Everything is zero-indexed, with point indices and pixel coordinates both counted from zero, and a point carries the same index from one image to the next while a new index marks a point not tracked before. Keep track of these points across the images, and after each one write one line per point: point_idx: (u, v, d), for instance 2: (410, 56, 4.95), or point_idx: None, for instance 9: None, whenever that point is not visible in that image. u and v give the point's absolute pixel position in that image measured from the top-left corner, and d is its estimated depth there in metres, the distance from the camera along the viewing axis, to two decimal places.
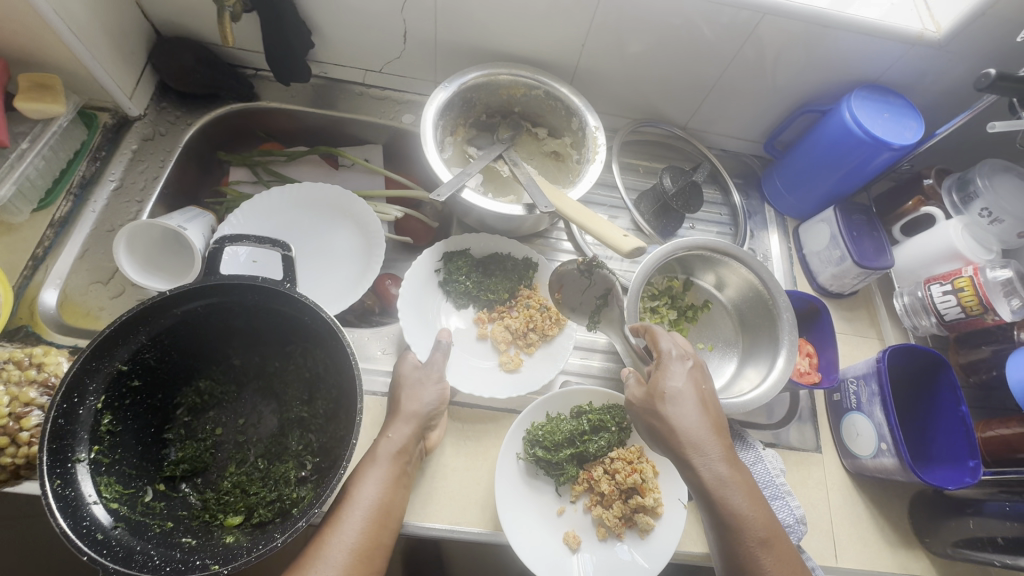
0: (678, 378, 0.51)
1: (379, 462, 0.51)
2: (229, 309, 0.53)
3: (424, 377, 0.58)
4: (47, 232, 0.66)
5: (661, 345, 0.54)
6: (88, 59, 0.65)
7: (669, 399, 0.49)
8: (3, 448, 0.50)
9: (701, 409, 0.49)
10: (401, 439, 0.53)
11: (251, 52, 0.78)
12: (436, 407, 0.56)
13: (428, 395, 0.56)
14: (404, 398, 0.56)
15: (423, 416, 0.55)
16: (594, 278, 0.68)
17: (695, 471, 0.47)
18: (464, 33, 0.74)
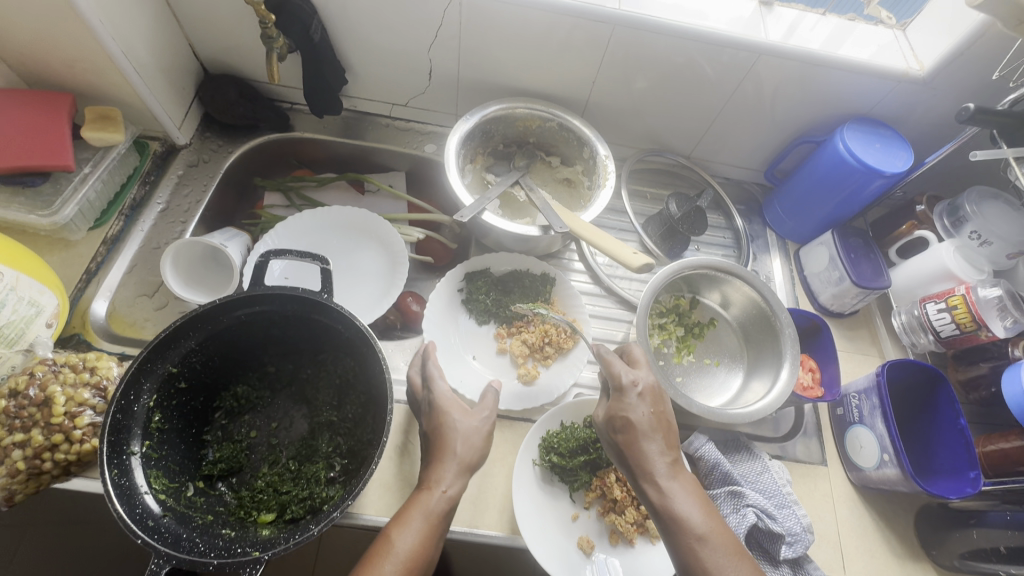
0: (632, 403, 0.54)
1: (425, 517, 0.50)
2: (271, 318, 0.58)
3: (479, 423, 0.57)
4: (100, 249, 0.72)
5: (614, 372, 0.57)
6: (146, 94, 0.72)
7: (618, 424, 0.54)
8: (58, 444, 0.55)
9: (648, 429, 0.53)
10: (452, 493, 0.52)
11: (289, 88, 0.86)
12: (481, 457, 0.56)
13: (481, 445, 0.56)
14: (455, 442, 0.55)
15: (472, 471, 0.54)
16: None
17: (643, 488, 0.51)
18: (484, 71, 0.81)
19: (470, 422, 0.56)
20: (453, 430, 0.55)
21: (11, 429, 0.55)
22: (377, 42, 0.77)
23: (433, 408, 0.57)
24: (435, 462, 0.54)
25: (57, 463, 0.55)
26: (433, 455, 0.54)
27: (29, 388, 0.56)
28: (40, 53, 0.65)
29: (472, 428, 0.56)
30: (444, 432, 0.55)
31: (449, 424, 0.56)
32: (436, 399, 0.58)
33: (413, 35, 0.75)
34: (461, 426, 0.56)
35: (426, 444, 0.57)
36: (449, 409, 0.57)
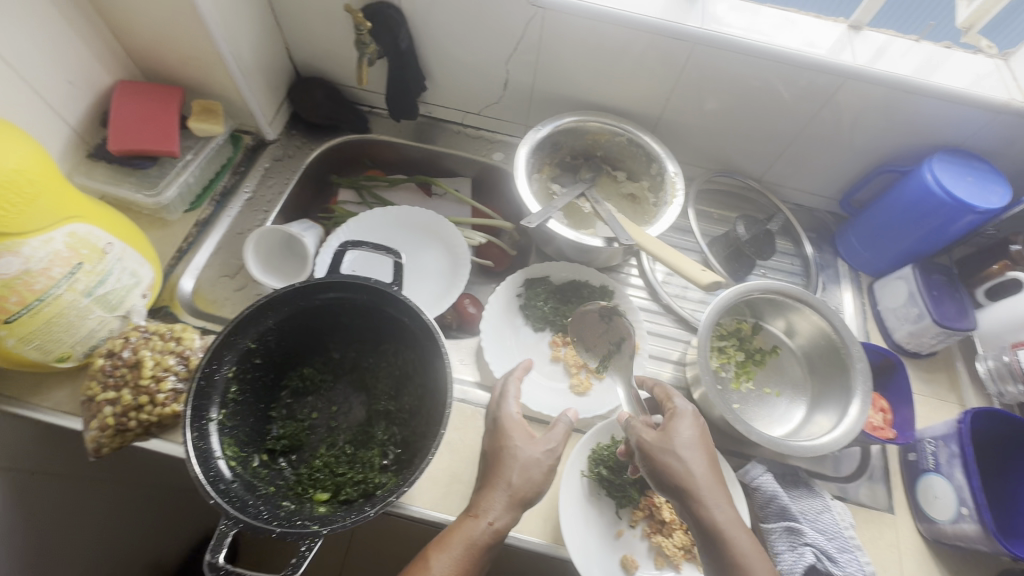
0: (687, 425, 0.55)
1: (467, 545, 0.50)
2: (342, 306, 0.61)
3: (541, 455, 0.56)
4: (192, 230, 0.77)
5: (668, 394, 0.58)
6: (246, 92, 0.78)
7: (689, 440, 0.53)
8: (144, 405, 0.59)
9: (699, 451, 0.53)
10: (499, 527, 0.52)
11: (371, 93, 0.90)
12: (538, 492, 0.55)
13: (540, 480, 0.55)
14: (512, 471, 0.55)
15: (523, 506, 0.54)
16: (613, 323, 0.72)
17: (704, 514, 0.50)
18: (558, 85, 0.83)
19: (534, 452, 0.56)
20: (513, 456, 0.56)
21: (105, 387, 0.60)
22: (459, 52, 0.80)
23: (497, 427, 0.59)
24: (487, 487, 0.54)
25: (141, 422, 0.60)
26: (490, 482, 0.55)
27: (124, 351, 0.61)
28: (162, 50, 0.72)
29: (533, 459, 0.56)
30: (505, 457, 0.56)
31: (511, 452, 0.56)
32: (503, 421, 0.60)
33: (494, 47, 0.78)
34: (523, 454, 0.56)
35: (482, 469, 0.57)
36: (513, 438, 0.57)
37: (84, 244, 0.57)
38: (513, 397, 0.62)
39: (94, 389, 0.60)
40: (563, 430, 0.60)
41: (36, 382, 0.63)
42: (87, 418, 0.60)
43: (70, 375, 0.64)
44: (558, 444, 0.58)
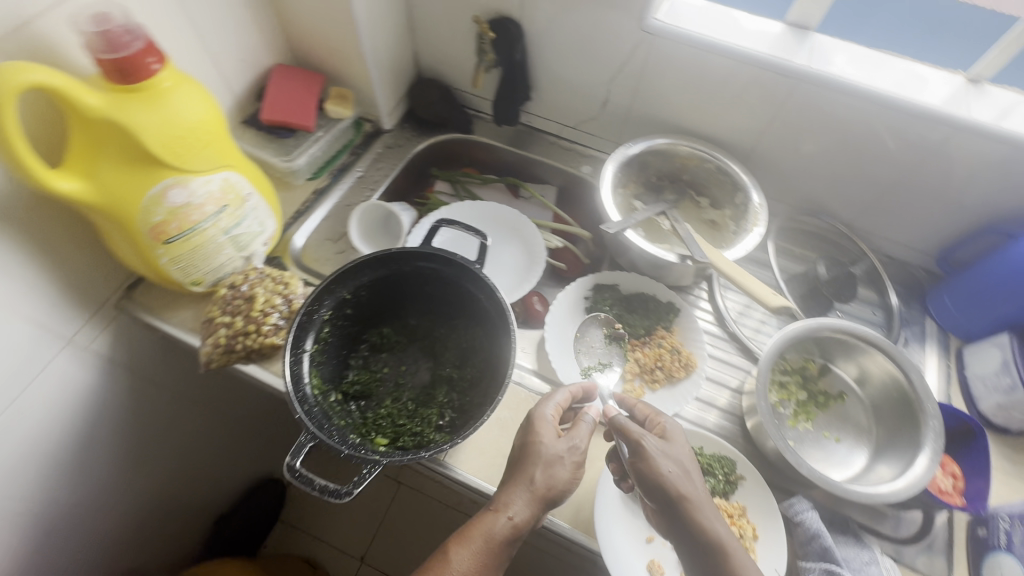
0: (679, 440, 0.59)
1: (489, 538, 0.53)
2: (428, 276, 0.68)
3: (567, 451, 0.59)
4: (309, 196, 0.88)
5: (655, 417, 0.62)
6: (376, 84, 0.89)
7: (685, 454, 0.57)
8: (251, 333, 0.69)
9: (690, 463, 0.57)
10: (518, 523, 0.54)
11: (481, 98, 0.99)
12: (563, 490, 0.57)
13: (563, 479, 0.57)
14: (536, 468, 0.57)
15: (544, 502, 0.56)
16: (612, 345, 0.78)
17: (700, 525, 0.52)
18: (656, 108, 0.87)
19: (557, 450, 0.58)
20: (538, 453, 0.58)
21: (223, 312, 0.70)
22: (566, 68, 0.87)
23: (528, 422, 0.61)
24: (511, 484, 0.57)
25: (245, 347, 0.69)
26: (514, 479, 0.57)
27: (242, 285, 0.71)
28: (316, 41, 0.85)
29: (558, 458, 0.58)
30: (532, 454, 0.58)
31: (535, 449, 0.58)
32: (535, 419, 0.61)
33: (600, 66, 0.84)
34: (547, 451, 0.58)
35: (509, 465, 0.59)
36: (539, 435, 0.59)
37: (232, 190, 0.68)
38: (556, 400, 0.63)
39: (214, 313, 0.71)
40: (588, 430, 0.61)
41: (170, 299, 0.76)
42: (205, 335, 0.71)
43: (196, 299, 0.76)
44: (584, 446, 0.60)
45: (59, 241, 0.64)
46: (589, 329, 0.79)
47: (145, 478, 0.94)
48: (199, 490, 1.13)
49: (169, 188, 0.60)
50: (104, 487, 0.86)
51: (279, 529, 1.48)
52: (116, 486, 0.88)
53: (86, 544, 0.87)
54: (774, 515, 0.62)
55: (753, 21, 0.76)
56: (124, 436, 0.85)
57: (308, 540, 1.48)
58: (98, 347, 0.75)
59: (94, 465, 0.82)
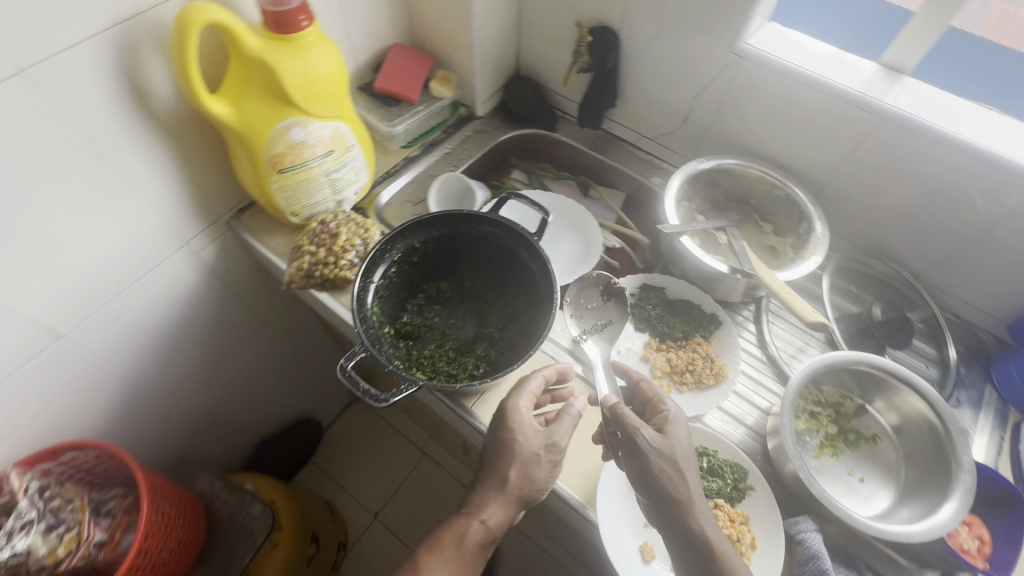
0: (680, 434, 0.60)
1: (467, 542, 0.61)
2: (489, 241, 0.74)
3: (540, 450, 0.63)
4: (400, 161, 0.98)
5: (659, 406, 0.64)
6: (477, 72, 0.98)
7: (683, 452, 0.58)
8: (329, 264, 0.79)
9: (688, 459, 0.58)
10: (491, 525, 0.62)
11: (569, 100, 1.06)
12: (537, 490, 0.63)
13: (538, 480, 0.63)
14: (510, 470, 0.62)
15: (518, 502, 0.62)
16: (609, 303, 0.80)
17: (694, 521, 0.54)
18: (734, 131, 0.90)
19: (533, 451, 0.63)
20: (513, 454, 0.63)
21: (310, 242, 0.80)
22: (655, 81, 0.92)
23: (505, 418, 0.64)
24: (486, 488, 0.63)
25: (322, 274, 0.79)
26: (489, 481, 0.63)
27: (331, 223, 0.81)
28: (433, 27, 0.95)
29: (533, 458, 0.63)
30: (507, 456, 0.63)
31: (512, 450, 0.63)
32: (509, 412, 0.65)
33: (687, 83, 0.88)
34: (522, 452, 0.63)
35: (486, 465, 0.64)
36: (517, 436, 0.63)
37: (340, 139, 0.78)
38: (532, 390, 0.67)
39: (303, 242, 0.81)
40: (570, 423, 0.65)
41: (269, 227, 0.87)
42: (292, 259, 0.81)
43: (290, 230, 0.87)
44: (564, 444, 0.64)
45: (200, 155, 0.77)
46: (580, 288, 0.83)
47: (214, 381, 1.07)
48: (252, 408, 1.26)
49: (293, 126, 0.71)
50: (183, 378, 0.99)
51: (309, 468, 1.60)
52: (191, 382, 1.02)
53: (159, 425, 1.01)
54: (777, 530, 0.63)
55: (858, 61, 0.77)
56: (207, 338, 0.99)
57: (332, 486, 1.58)
58: (205, 254, 0.88)
59: (181, 357, 0.95)
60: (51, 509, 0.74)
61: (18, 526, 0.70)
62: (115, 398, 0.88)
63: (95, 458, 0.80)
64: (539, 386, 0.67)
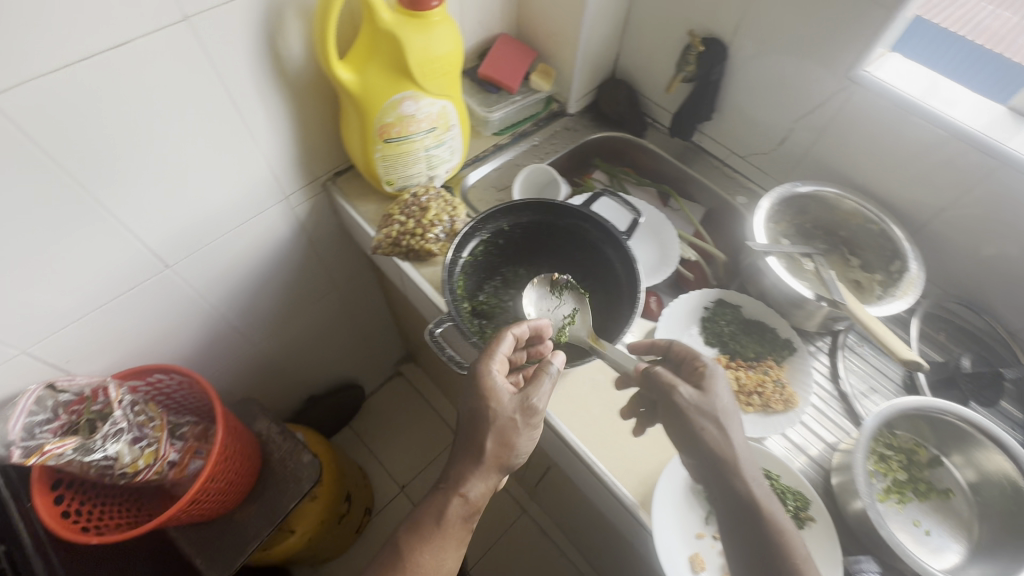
0: (722, 389, 0.60)
1: (448, 518, 0.61)
2: (575, 235, 0.77)
3: (517, 416, 0.62)
4: (489, 147, 1.00)
5: (697, 356, 0.63)
6: (577, 69, 1.00)
7: (722, 408, 0.59)
8: (417, 236, 0.82)
9: (734, 417, 0.59)
10: (472, 496, 0.62)
11: (662, 108, 1.06)
12: (515, 456, 0.63)
13: (515, 448, 0.62)
14: (488, 440, 0.61)
15: (500, 469, 0.62)
16: (564, 294, 0.75)
17: (746, 485, 0.55)
18: (833, 158, 0.87)
19: (508, 418, 0.62)
20: (489, 423, 0.62)
21: (401, 212, 0.83)
22: (756, 98, 0.91)
23: (480, 388, 0.63)
24: (465, 462, 0.62)
25: (408, 244, 0.82)
26: (467, 454, 0.62)
27: (422, 197, 0.85)
28: (540, 21, 0.97)
29: (509, 424, 0.62)
30: (483, 426, 0.62)
31: (488, 418, 0.62)
32: (482, 378, 0.63)
33: (791, 105, 0.87)
34: (500, 420, 0.62)
35: (463, 437, 0.63)
36: (491, 403, 0.62)
37: (443, 118, 0.81)
38: (505, 351, 0.65)
39: (394, 211, 0.84)
40: (550, 382, 0.63)
41: (361, 194, 0.91)
42: (381, 226, 0.85)
43: (380, 199, 0.91)
44: (541, 405, 0.63)
45: (313, 117, 0.81)
46: (532, 297, 0.75)
47: (281, 332, 1.13)
48: (308, 365, 1.31)
49: (406, 99, 0.75)
50: (257, 325, 1.05)
51: (347, 432, 1.66)
52: (263, 330, 1.07)
53: (228, 365, 1.07)
54: (833, 563, 0.62)
55: (954, 90, 0.76)
56: (284, 290, 1.04)
57: (365, 453, 1.63)
58: (300, 211, 0.93)
59: (258, 304, 1.01)
60: (138, 423, 0.80)
61: (112, 432, 0.75)
62: (198, 334, 0.94)
63: (177, 384, 0.87)
64: (512, 345, 0.66)
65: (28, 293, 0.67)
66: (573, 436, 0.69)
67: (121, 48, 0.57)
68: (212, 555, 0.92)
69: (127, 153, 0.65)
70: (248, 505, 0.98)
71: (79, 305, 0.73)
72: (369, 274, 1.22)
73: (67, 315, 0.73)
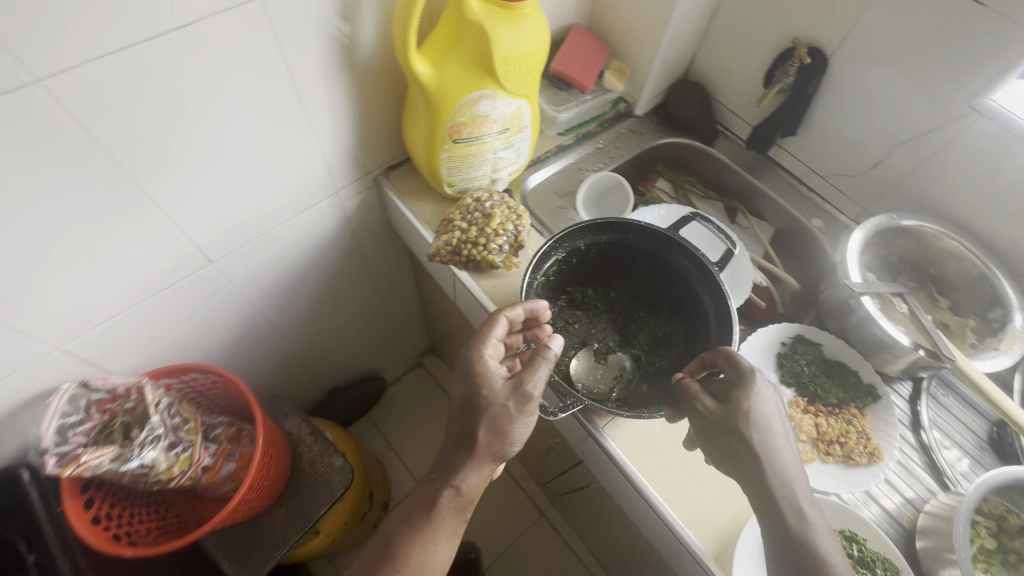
0: (761, 397, 0.55)
1: (440, 508, 0.60)
2: (658, 260, 0.70)
3: (510, 406, 0.60)
4: (552, 148, 0.93)
5: (735, 358, 0.58)
6: (653, 70, 0.92)
7: (751, 418, 0.54)
8: (481, 247, 0.75)
9: (779, 428, 0.55)
10: (465, 488, 0.60)
11: (739, 116, 0.98)
12: (510, 446, 0.61)
13: (509, 439, 0.60)
14: (480, 429, 0.60)
15: (494, 459, 0.60)
16: (608, 360, 0.73)
17: (778, 504, 0.51)
18: (932, 191, 0.80)
19: (500, 406, 0.60)
20: (481, 412, 0.60)
21: (462, 217, 0.77)
22: (851, 118, 0.83)
23: (473, 376, 0.62)
24: (458, 455, 0.61)
25: (469, 254, 0.76)
26: (460, 444, 0.61)
27: (486, 203, 0.78)
28: (619, 14, 0.88)
29: (502, 413, 0.60)
30: (476, 414, 0.60)
31: (480, 407, 0.60)
32: (473, 364, 0.63)
33: (892, 128, 0.79)
34: (492, 409, 0.60)
35: (456, 425, 0.62)
36: (484, 391, 0.61)
37: (517, 119, 0.74)
38: (498, 337, 0.65)
39: (455, 216, 0.78)
40: (545, 367, 0.61)
41: (415, 193, 0.85)
42: (440, 231, 0.78)
43: (437, 200, 0.85)
44: (535, 392, 0.60)
45: (373, 109, 0.75)
46: (580, 368, 0.72)
47: (313, 327, 1.07)
48: (336, 358, 1.26)
49: (484, 98, 0.68)
50: (290, 320, 0.99)
51: (364, 423, 1.62)
52: (296, 325, 1.02)
53: (258, 360, 1.02)
54: None
55: None
56: (321, 286, 0.98)
57: (382, 444, 1.59)
58: (349, 206, 0.87)
59: (296, 300, 0.95)
60: (173, 427, 0.76)
61: (149, 438, 0.72)
62: (232, 330, 0.89)
63: (211, 383, 0.82)
64: (505, 330, 0.65)
65: (66, 288, 0.62)
66: (643, 479, 0.65)
67: (184, 29, 0.51)
68: (239, 558, 0.90)
69: (182, 144, 0.59)
70: (277, 508, 0.94)
71: (116, 301, 0.68)
72: (405, 269, 1.15)
73: (104, 312, 0.68)
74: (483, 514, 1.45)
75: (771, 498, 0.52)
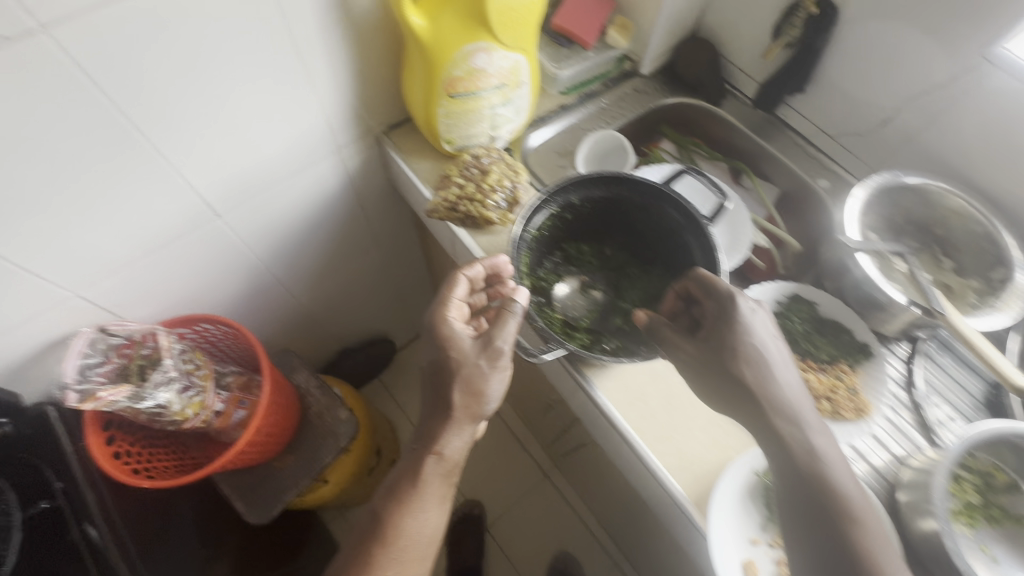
0: (749, 321, 0.58)
1: (427, 476, 0.62)
2: (651, 215, 0.70)
3: (481, 367, 0.62)
4: (553, 108, 0.93)
5: (715, 283, 0.60)
6: (659, 26, 0.90)
7: (739, 354, 0.57)
8: (476, 203, 0.76)
9: (775, 353, 0.58)
10: (448, 453, 0.63)
11: (748, 74, 0.96)
12: (486, 406, 0.63)
13: (484, 400, 0.62)
14: (455, 395, 0.62)
15: (474, 421, 0.63)
16: (586, 295, 0.76)
17: (788, 444, 0.54)
18: (942, 148, 0.78)
19: (474, 368, 0.62)
20: (455, 376, 0.62)
21: (460, 174, 0.78)
22: (862, 74, 0.81)
23: (441, 341, 0.64)
24: (437, 423, 0.63)
25: (466, 211, 0.77)
26: (440, 413, 0.63)
27: (483, 159, 0.79)
28: None
29: (477, 372, 0.62)
30: (449, 379, 0.62)
31: (453, 368, 0.62)
32: (442, 333, 0.64)
33: (904, 83, 0.77)
34: (466, 370, 0.62)
35: (432, 391, 0.64)
36: (453, 353, 0.63)
37: (515, 74, 0.74)
38: (460, 298, 0.67)
39: (453, 172, 0.79)
40: (513, 324, 0.63)
41: (416, 149, 0.86)
42: (437, 188, 0.80)
43: (437, 158, 0.86)
44: (506, 346, 0.63)
45: (373, 64, 0.75)
46: (564, 292, 0.75)
47: (321, 286, 1.10)
48: (344, 319, 1.30)
49: (480, 51, 0.68)
50: (299, 278, 1.02)
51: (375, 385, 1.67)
52: (305, 283, 1.05)
53: (268, 316, 1.06)
54: None
55: None
56: (328, 245, 1.01)
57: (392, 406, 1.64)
58: (352, 164, 0.88)
59: (303, 258, 0.98)
60: (186, 371, 0.80)
61: (162, 380, 0.76)
62: (241, 285, 0.92)
63: (222, 334, 0.86)
64: (466, 290, 0.67)
65: (81, 237, 0.65)
66: (627, 427, 0.67)
67: None
68: (253, 501, 0.95)
69: (183, 94, 0.61)
70: (287, 456, 0.99)
71: (128, 251, 0.71)
72: (411, 232, 1.17)
73: (118, 262, 0.71)
74: (490, 473, 1.50)
75: (778, 436, 0.54)
